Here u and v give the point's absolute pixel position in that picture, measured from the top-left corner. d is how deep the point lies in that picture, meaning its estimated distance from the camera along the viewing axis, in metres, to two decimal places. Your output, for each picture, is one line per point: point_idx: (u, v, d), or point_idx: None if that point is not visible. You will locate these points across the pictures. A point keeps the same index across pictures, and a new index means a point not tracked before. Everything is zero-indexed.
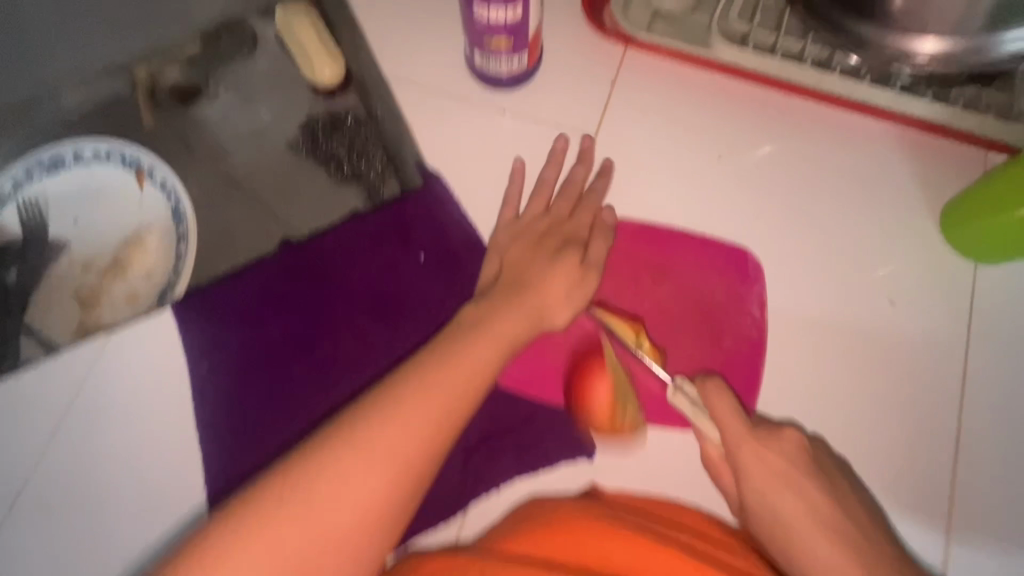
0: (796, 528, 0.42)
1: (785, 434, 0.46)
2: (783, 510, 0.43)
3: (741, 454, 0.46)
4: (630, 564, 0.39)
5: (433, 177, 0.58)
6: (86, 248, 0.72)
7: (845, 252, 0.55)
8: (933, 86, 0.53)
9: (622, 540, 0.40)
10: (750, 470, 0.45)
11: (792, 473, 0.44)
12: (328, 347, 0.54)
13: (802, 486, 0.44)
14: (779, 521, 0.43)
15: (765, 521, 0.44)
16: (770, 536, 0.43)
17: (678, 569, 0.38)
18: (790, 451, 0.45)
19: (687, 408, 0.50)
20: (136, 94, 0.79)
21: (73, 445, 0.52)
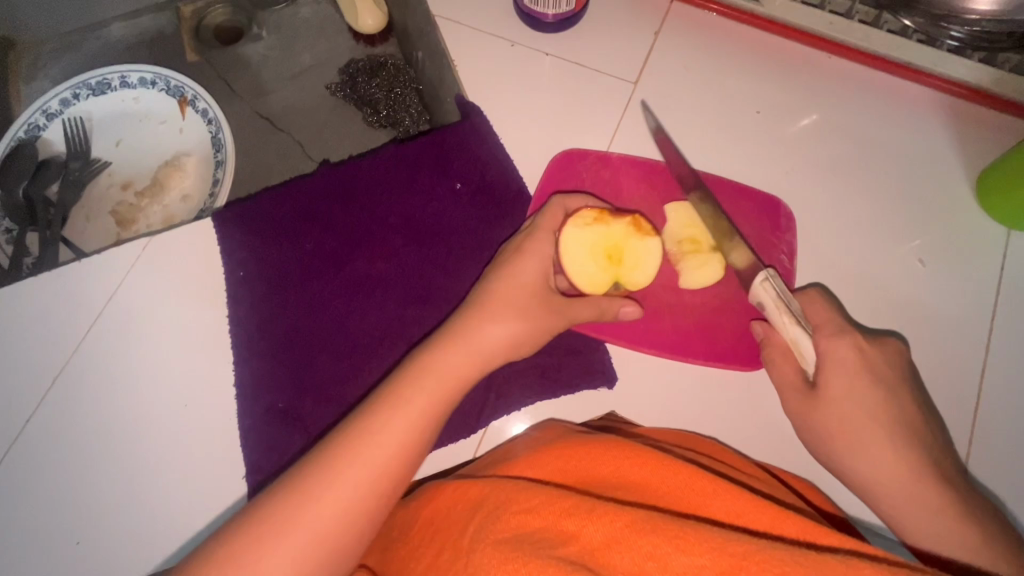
0: (868, 425, 0.41)
1: (886, 342, 0.46)
2: (860, 407, 0.41)
3: (831, 347, 0.43)
4: (651, 482, 0.38)
5: (473, 111, 0.59)
6: (129, 170, 0.75)
7: (877, 209, 0.55)
8: (981, 50, 0.53)
9: (642, 460, 0.39)
10: (837, 369, 0.43)
11: (877, 378, 0.42)
12: (362, 264, 0.56)
13: (886, 389, 0.42)
14: (850, 416, 0.42)
15: (835, 410, 0.42)
16: (833, 423, 0.43)
17: (694, 485, 0.37)
18: (881, 360, 0.44)
19: (772, 295, 0.45)
20: (181, 31, 0.81)
21: (114, 340, 0.55)
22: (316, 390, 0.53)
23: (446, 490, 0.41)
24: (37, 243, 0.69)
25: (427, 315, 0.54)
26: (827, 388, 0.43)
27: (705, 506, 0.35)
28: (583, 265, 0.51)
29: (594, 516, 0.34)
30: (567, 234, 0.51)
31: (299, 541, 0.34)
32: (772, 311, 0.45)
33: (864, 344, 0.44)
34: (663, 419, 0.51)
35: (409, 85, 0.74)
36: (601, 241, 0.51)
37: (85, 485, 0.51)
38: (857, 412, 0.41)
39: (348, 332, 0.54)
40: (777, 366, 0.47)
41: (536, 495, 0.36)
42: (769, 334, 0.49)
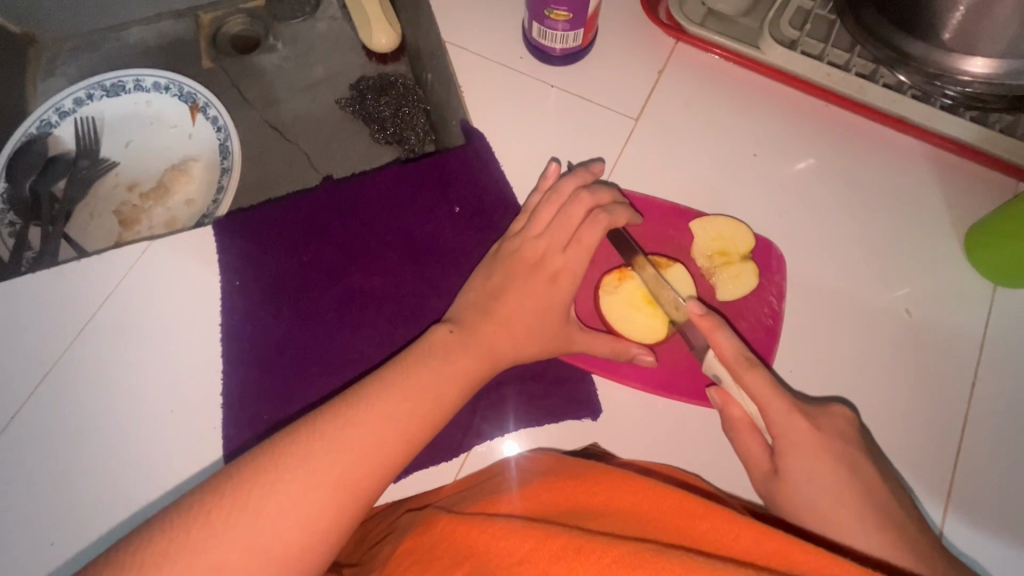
0: (834, 512, 0.39)
1: (834, 410, 0.46)
2: (825, 489, 0.40)
3: (784, 424, 0.43)
4: (638, 508, 0.38)
5: (476, 136, 0.61)
6: (135, 170, 0.76)
7: (867, 258, 0.56)
8: (973, 109, 0.55)
9: (633, 488, 0.40)
10: (793, 444, 0.43)
11: (837, 461, 0.41)
12: (356, 279, 0.57)
13: (854, 474, 0.41)
14: (815, 501, 0.40)
15: (805, 492, 0.41)
16: (804, 507, 0.41)
17: (682, 510, 0.37)
18: (840, 429, 0.44)
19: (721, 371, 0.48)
20: (198, 38, 0.83)
21: (104, 339, 0.55)
22: (302, 401, 0.53)
23: (432, 522, 0.40)
24: (39, 237, 0.70)
25: (417, 334, 0.55)
26: (787, 470, 0.42)
27: (693, 529, 0.36)
28: (632, 315, 0.54)
29: (583, 556, 0.34)
30: (608, 296, 0.55)
31: (267, 532, 0.35)
32: (726, 381, 0.48)
33: (818, 422, 0.44)
34: (645, 453, 0.51)
35: (417, 106, 0.76)
36: (639, 294, 0.55)
37: (66, 483, 0.51)
38: (825, 495, 0.40)
39: (339, 346, 0.55)
40: (742, 443, 0.47)
41: (522, 532, 0.36)
42: (730, 406, 0.48)
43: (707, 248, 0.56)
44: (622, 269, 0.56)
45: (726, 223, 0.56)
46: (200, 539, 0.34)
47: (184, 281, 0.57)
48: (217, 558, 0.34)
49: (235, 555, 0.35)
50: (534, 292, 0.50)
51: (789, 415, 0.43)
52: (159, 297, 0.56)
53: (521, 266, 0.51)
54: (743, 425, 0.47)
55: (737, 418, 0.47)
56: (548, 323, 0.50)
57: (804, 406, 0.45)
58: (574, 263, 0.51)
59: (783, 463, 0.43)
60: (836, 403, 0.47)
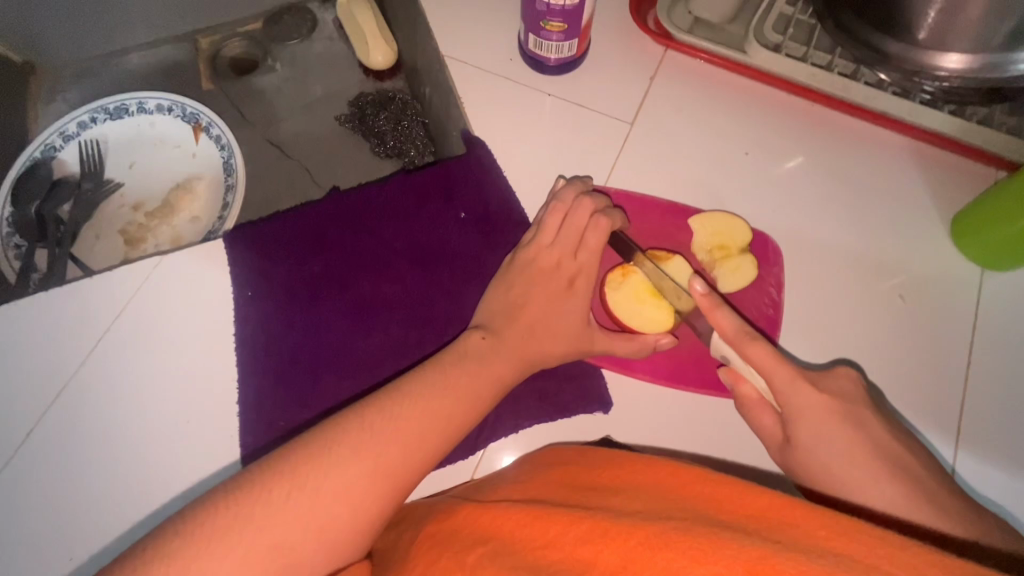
0: (848, 472, 0.40)
1: (837, 373, 0.47)
2: (836, 449, 0.42)
3: (792, 393, 0.44)
4: (656, 481, 0.40)
5: (478, 145, 0.63)
6: (140, 191, 0.77)
7: (858, 248, 0.58)
8: (951, 103, 0.58)
9: (653, 466, 0.41)
10: (801, 411, 0.44)
11: (845, 422, 0.42)
12: (367, 286, 0.58)
13: (863, 432, 0.42)
14: (830, 462, 0.41)
15: (817, 455, 0.42)
16: (817, 468, 0.42)
17: (700, 480, 0.38)
18: (845, 392, 0.45)
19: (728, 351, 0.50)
20: (198, 61, 0.84)
21: (116, 354, 0.56)
22: (318, 408, 0.54)
23: (457, 512, 0.41)
24: (46, 259, 0.71)
25: (428, 336, 0.56)
26: (798, 437, 0.44)
27: (708, 492, 0.37)
28: (639, 309, 0.56)
29: (609, 539, 0.34)
30: (613, 293, 0.57)
31: (303, 518, 0.35)
32: (734, 361, 0.50)
33: (823, 386, 0.45)
34: (656, 444, 0.52)
35: (416, 119, 0.78)
36: (643, 287, 0.56)
37: (83, 498, 0.51)
38: (839, 454, 0.41)
39: (351, 352, 0.56)
40: (756, 418, 0.48)
41: (547, 519, 0.37)
42: (741, 383, 0.50)
43: (706, 243, 0.58)
44: (624, 265, 0.57)
45: (723, 219, 0.58)
46: (229, 526, 0.34)
47: (196, 294, 0.58)
48: (253, 546, 0.34)
49: (283, 543, 0.35)
50: (543, 290, 0.52)
51: (793, 383, 0.45)
52: (170, 310, 0.57)
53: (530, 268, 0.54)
54: (755, 400, 0.49)
55: (748, 396, 0.49)
56: (560, 320, 0.51)
57: (809, 373, 0.46)
58: (580, 262, 0.53)
59: (793, 431, 0.44)
60: (840, 367, 0.49)
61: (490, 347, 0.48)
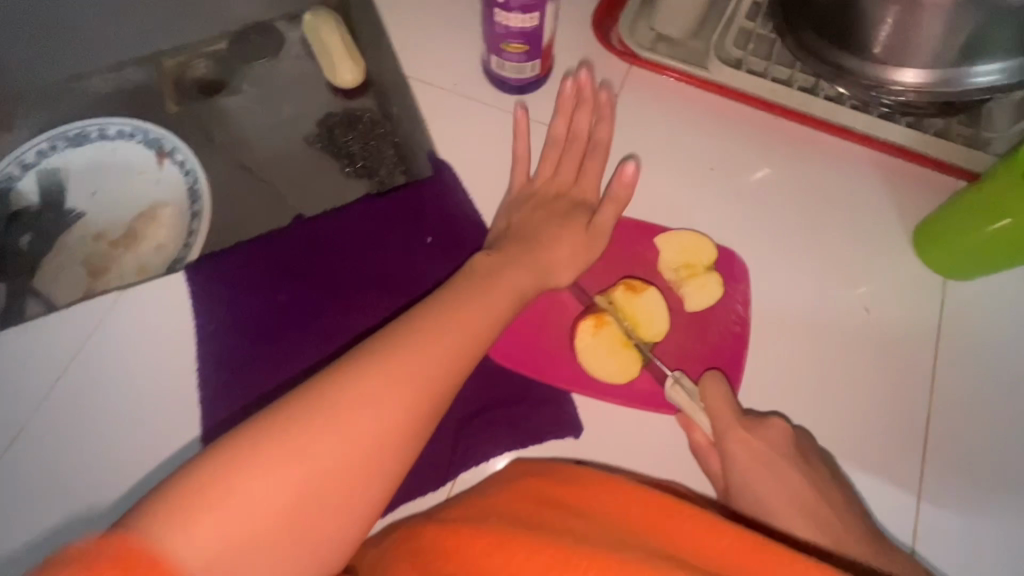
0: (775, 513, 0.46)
1: (770, 421, 0.50)
2: (766, 492, 0.47)
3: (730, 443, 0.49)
4: (623, 506, 0.40)
5: (444, 169, 0.62)
6: (100, 219, 0.75)
7: (824, 261, 0.59)
8: (907, 115, 0.59)
9: (617, 489, 0.42)
10: (738, 461, 0.48)
11: (772, 471, 0.48)
12: (335, 317, 0.57)
13: (789, 481, 0.47)
14: (761, 503, 0.47)
15: (748, 499, 0.48)
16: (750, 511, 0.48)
17: (664, 508, 0.40)
18: (778, 441, 0.49)
19: (684, 399, 0.52)
20: (161, 83, 0.83)
21: (74, 393, 0.54)
22: None
23: (423, 534, 0.41)
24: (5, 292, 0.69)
25: None
26: (734, 483, 0.49)
27: (674, 529, 0.38)
28: (603, 354, 0.54)
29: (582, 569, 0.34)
30: (578, 338, 0.54)
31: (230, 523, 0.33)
32: (686, 410, 0.52)
33: (753, 438, 0.49)
34: (628, 467, 0.52)
35: (384, 138, 0.77)
36: (608, 331, 0.54)
37: (48, 544, 0.50)
38: (767, 497, 0.47)
39: None
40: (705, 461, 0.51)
41: (516, 542, 0.37)
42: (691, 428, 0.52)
43: (674, 261, 0.58)
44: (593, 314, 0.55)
45: (689, 238, 0.59)
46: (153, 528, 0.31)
47: (157, 329, 0.56)
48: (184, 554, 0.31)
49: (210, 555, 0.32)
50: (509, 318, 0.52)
51: (728, 432, 0.49)
52: (128, 342, 0.56)
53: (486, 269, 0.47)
54: (705, 446, 0.51)
55: (699, 442, 0.51)
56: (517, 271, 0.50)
57: (745, 421, 0.50)
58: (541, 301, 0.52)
59: (731, 476, 0.49)
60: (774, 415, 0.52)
61: None
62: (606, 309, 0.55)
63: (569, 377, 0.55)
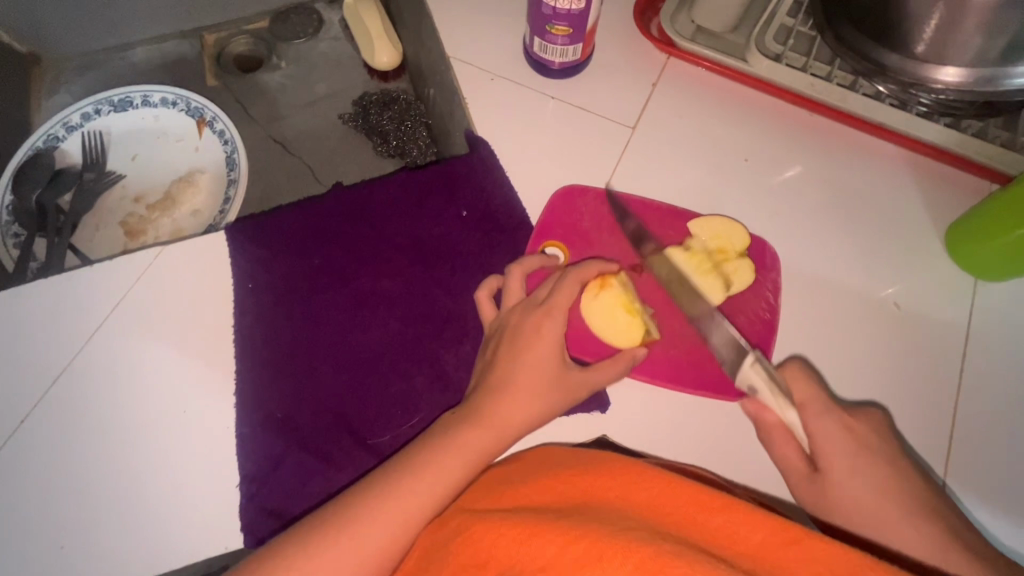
0: (876, 501, 0.42)
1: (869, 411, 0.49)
2: (868, 481, 0.43)
3: (823, 424, 0.46)
4: (655, 503, 0.39)
5: (481, 145, 0.63)
6: (142, 183, 0.77)
7: (854, 257, 0.59)
8: (946, 116, 0.59)
9: (651, 485, 0.41)
10: (831, 444, 0.45)
11: (877, 458, 0.44)
12: (368, 281, 0.59)
13: (891, 467, 0.44)
14: (860, 492, 0.43)
15: (846, 486, 0.44)
16: (846, 499, 0.44)
17: (697, 504, 0.38)
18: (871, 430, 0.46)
19: (764, 382, 0.48)
20: (203, 57, 0.85)
21: (111, 345, 0.55)
22: (315, 401, 0.54)
23: (450, 518, 0.43)
24: (44, 247, 0.71)
25: (426, 333, 0.56)
26: (828, 468, 0.45)
27: (705, 524, 0.37)
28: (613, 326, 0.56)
29: (611, 556, 0.34)
30: (588, 310, 0.56)
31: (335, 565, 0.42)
32: (765, 396, 0.49)
33: (851, 421, 0.46)
34: (651, 445, 0.53)
35: (419, 119, 0.78)
36: (617, 301, 0.56)
37: (77, 489, 0.51)
38: (868, 484, 0.43)
39: (348, 347, 0.56)
40: (776, 447, 0.48)
41: (541, 534, 0.37)
42: (762, 414, 0.50)
43: (705, 246, 0.59)
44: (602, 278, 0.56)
45: (722, 223, 0.59)
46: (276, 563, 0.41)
47: (197, 288, 0.58)
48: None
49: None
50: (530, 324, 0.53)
51: (824, 412, 0.47)
52: (165, 302, 0.57)
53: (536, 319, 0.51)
54: (778, 431, 0.49)
55: (772, 425, 0.49)
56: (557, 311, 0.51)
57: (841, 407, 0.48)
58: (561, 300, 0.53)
59: (820, 461, 0.45)
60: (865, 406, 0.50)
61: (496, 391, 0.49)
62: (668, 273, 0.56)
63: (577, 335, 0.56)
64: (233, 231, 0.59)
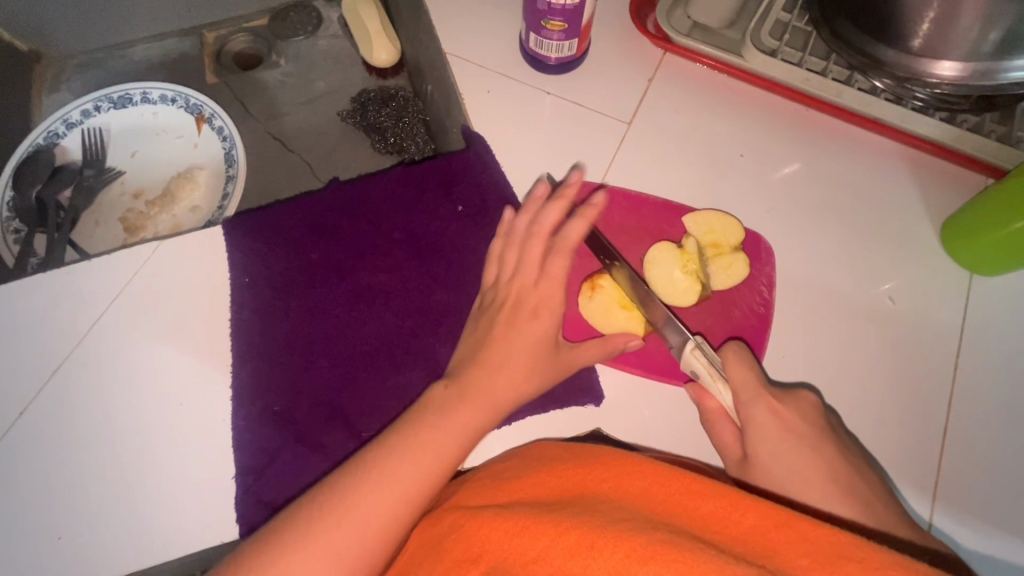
0: (800, 488, 0.42)
1: (800, 394, 0.48)
2: (791, 465, 0.44)
3: (753, 409, 0.46)
4: (648, 492, 0.39)
5: (478, 140, 0.63)
6: (142, 180, 0.78)
7: (850, 251, 0.59)
8: (941, 110, 0.59)
9: (643, 475, 0.41)
10: (758, 430, 0.46)
11: (801, 443, 0.44)
12: (364, 275, 0.59)
13: (820, 454, 0.44)
14: (780, 478, 0.44)
15: (772, 471, 0.44)
16: (770, 485, 0.44)
17: (688, 491, 0.39)
18: (801, 415, 0.46)
19: (702, 365, 0.50)
20: (203, 55, 0.85)
21: (110, 338, 0.56)
22: (311, 393, 0.54)
23: (445, 515, 0.43)
24: (45, 243, 0.71)
25: (423, 327, 0.57)
26: (756, 453, 0.45)
27: (697, 510, 0.37)
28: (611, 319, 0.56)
29: (604, 546, 0.34)
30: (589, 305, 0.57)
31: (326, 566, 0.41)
32: (705, 379, 0.50)
33: (781, 406, 0.46)
34: (645, 439, 0.53)
35: (417, 115, 0.79)
36: (615, 298, 0.56)
37: (76, 480, 0.51)
38: (792, 469, 0.43)
39: (345, 340, 0.56)
40: (717, 431, 0.50)
41: (535, 527, 0.37)
42: (706, 399, 0.51)
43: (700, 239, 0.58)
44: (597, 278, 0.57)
45: (716, 217, 0.59)
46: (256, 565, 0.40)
47: (195, 283, 0.58)
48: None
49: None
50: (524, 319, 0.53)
51: (754, 395, 0.47)
52: (164, 296, 0.57)
53: (531, 314, 0.52)
54: (719, 415, 0.50)
55: (712, 409, 0.50)
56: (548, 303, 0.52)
57: (773, 390, 0.48)
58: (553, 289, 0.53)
59: (751, 448, 0.46)
60: (804, 389, 0.50)
61: (492, 382, 0.49)
62: (691, 250, 0.57)
63: (574, 329, 0.57)
64: (231, 227, 0.59)
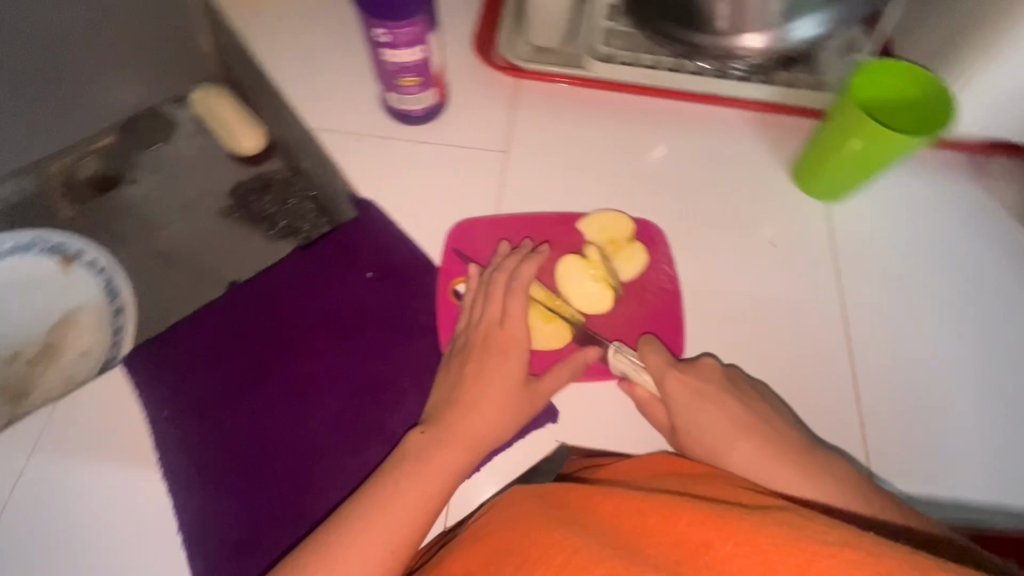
0: (720, 441, 0.48)
1: (703, 361, 0.54)
2: (708, 424, 0.49)
3: (671, 388, 0.52)
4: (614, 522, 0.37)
5: (370, 206, 0.64)
6: (11, 342, 0.69)
7: (727, 211, 0.65)
8: (761, 74, 0.69)
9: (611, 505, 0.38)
10: (678, 401, 0.51)
11: (716, 402, 0.50)
12: (293, 368, 0.57)
13: (735, 408, 0.50)
14: (707, 436, 0.49)
15: (694, 432, 0.50)
16: (697, 446, 0.50)
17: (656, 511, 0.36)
18: (711, 379, 0.52)
19: (627, 364, 0.55)
20: (51, 190, 0.79)
21: (26, 522, 0.50)
22: (270, 505, 0.51)
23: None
24: None
25: (366, 401, 0.56)
26: (679, 421, 0.51)
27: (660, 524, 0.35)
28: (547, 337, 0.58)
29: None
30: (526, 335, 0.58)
31: None
32: (631, 374, 0.55)
33: (693, 376, 0.52)
34: (607, 438, 0.56)
35: (302, 194, 0.77)
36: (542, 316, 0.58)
37: None
38: (713, 425, 0.49)
39: (290, 439, 0.54)
40: (651, 414, 0.54)
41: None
42: (634, 393, 0.55)
43: (598, 239, 0.63)
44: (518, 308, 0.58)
45: (607, 216, 0.63)
46: None
47: (107, 434, 0.53)
48: None
49: None
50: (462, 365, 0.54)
51: (666, 372, 0.53)
52: (76, 459, 0.52)
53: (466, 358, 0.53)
54: (649, 401, 0.54)
55: (643, 398, 0.55)
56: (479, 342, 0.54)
57: (683, 365, 0.54)
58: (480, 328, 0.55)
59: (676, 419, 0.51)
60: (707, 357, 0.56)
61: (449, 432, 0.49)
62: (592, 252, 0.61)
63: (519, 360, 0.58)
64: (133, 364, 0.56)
